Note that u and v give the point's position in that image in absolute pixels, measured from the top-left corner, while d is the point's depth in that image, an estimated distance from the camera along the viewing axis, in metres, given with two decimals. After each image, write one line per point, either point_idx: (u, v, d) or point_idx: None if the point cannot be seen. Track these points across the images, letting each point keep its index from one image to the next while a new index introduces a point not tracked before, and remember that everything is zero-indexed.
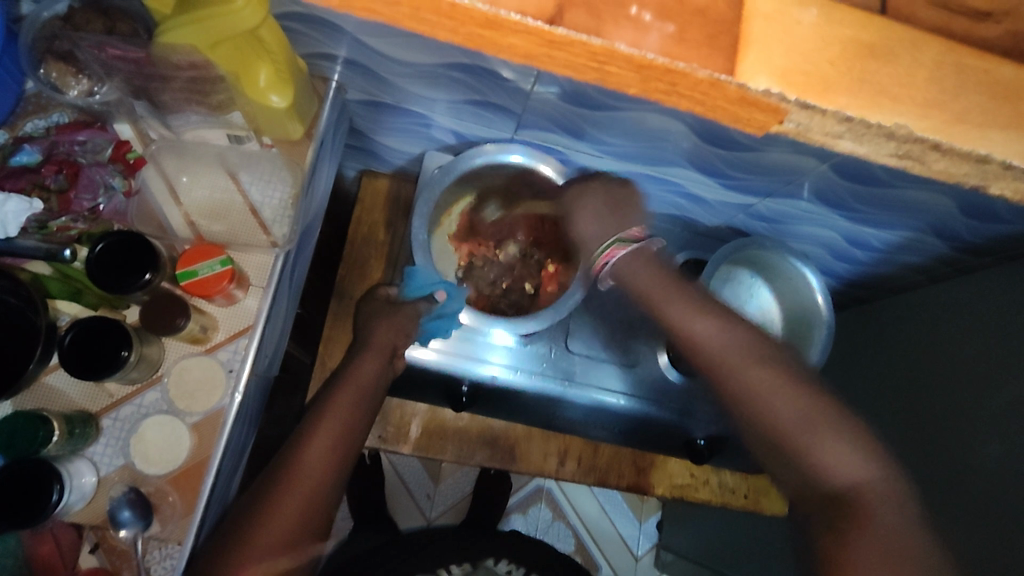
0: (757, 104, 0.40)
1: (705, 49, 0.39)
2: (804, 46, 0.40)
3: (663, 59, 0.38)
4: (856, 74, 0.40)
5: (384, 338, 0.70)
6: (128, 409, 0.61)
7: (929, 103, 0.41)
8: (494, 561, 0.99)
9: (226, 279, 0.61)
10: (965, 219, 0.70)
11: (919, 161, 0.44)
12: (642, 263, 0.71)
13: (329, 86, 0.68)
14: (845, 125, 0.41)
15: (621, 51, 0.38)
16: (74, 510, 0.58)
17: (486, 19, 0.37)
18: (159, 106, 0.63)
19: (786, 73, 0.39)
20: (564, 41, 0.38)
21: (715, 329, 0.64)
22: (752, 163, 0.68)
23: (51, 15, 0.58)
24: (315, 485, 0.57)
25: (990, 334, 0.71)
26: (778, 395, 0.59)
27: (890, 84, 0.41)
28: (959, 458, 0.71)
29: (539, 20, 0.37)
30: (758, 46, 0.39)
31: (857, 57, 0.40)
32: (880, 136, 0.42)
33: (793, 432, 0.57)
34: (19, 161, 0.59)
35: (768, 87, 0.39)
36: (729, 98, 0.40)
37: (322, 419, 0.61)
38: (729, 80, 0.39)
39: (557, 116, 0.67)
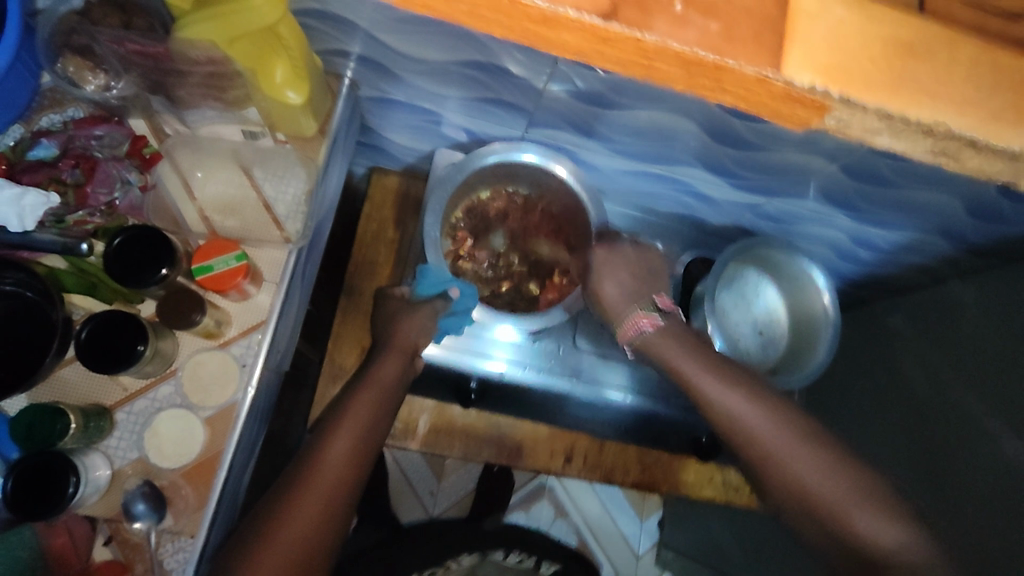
0: (801, 100, 0.43)
1: (751, 46, 0.41)
2: (847, 41, 0.42)
3: (712, 57, 0.40)
4: (893, 71, 0.43)
5: (408, 336, 0.69)
6: (142, 403, 0.61)
7: (963, 102, 0.44)
8: (503, 554, 1.00)
9: (240, 275, 0.61)
10: (971, 221, 0.71)
11: (954, 157, 0.47)
12: (668, 333, 0.66)
13: (342, 82, 0.69)
14: (885, 121, 0.44)
15: (672, 48, 0.40)
16: (89, 502, 0.58)
17: (542, 15, 0.38)
18: (175, 101, 0.64)
19: (829, 69, 0.42)
20: (617, 38, 0.39)
21: (744, 401, 0.60)
22: (764, 164, 0.68)
23: (68, 10, 0.58)
24: (335, 484, 0.58)
25: (995, 333, 0.72)
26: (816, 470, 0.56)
27: (931, 85, 0.43)
28: (961, 458, 0.71)
29: (595, 17, 0.38)
30: (801, 41, 0.42)
31: (897, 57, 0.43)
32: (919, 134, 0.45)
33: (821, 489, 0.55)
34: (36, 155, 0.59)
35: (811, 82, 0.42)
36: (773, 94, 0.42)
37: (342, 422, 0.61)
38: (775, 76, 0.41)
39: (569, 116, 0.67)
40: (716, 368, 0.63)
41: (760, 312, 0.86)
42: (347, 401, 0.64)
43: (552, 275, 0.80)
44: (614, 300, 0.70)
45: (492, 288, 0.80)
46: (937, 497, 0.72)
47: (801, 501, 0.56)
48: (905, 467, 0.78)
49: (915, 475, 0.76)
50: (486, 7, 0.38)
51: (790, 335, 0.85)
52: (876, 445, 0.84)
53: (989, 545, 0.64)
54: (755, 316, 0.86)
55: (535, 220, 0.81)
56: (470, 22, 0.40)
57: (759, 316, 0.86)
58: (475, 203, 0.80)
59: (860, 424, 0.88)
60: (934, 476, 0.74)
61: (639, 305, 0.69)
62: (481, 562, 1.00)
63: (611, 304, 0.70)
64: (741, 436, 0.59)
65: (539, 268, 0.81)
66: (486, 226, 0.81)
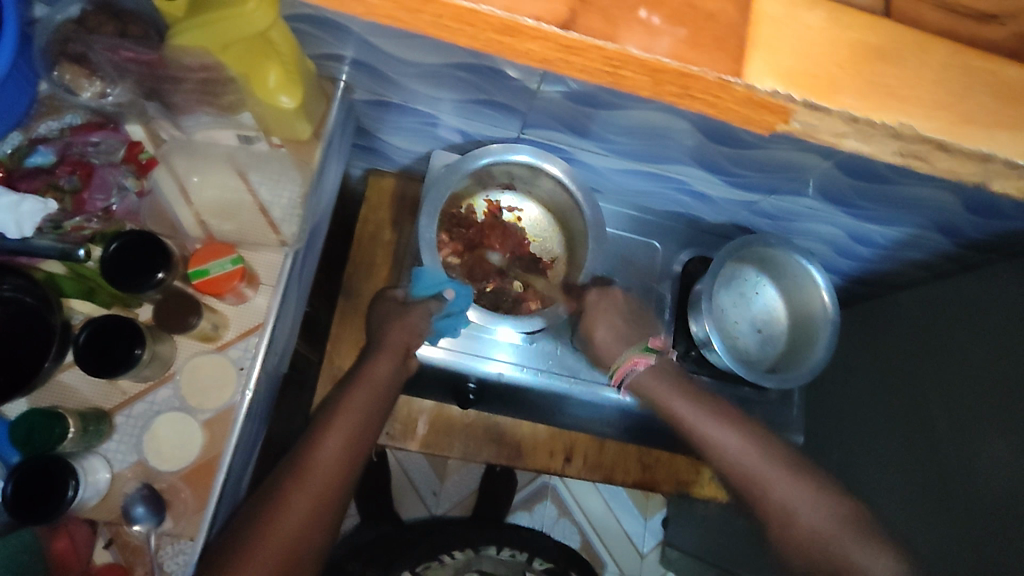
0: (763, 106, 0.42)
1: (714, 53, 0.41)
2: (811, 49, 0.42)
3: (676, 62, 0.41)
4: (862, 76, 0.43)
5: (399, 337, 0.70)
6: (141, 406, 0.61)
7: (935, 104, 0.43)
8: (497, 548, 1.00)
9: (237, 278, 0.62)
10: (967, 217, 0.71)
11: (926, 160, 0.46)
12: (661, 374, 0.73)
13: (336, 86, 0.69)
14: (850, 125, 0.43)
15: (632, 55, 0.40)
16: (89, 505, 0.59)
17: (504, 26, 0.40)
18: (171, 107, 0.64)
19: (794, 76, 0.42)
20: (578, 46, 0.40)
21: (738, 439, 0.68)
22: (759, 162, 0.68)
23: (64, 19, 0.58)
24: (328, 482, 0.58)
25: (994, 332, 0.72)
26: (808, 503, 0.63)
27: (899, 88, 0.43)
28: (960, 454, 0.71)
29: (554, 26, 0.39)
30: (768, 49, 0.42)
31: (864, 61, 0.43)
32: (886, 137, 0.44)
33: (810, 522, 0.62)
34: (35, 162, 0.60)
35: (774, 88, 0.41)
36: (736, 99, 0.42)
37: (335, 421, 0.62)
38: (738, 82, 0.41)
39: (563, 116, 0.68)
40: (714, 409, 0.70)
41: (758, 310, 0.86)
42: (342, 399, 0.65)
43: (533, 281, 0.80)
44: (604, 341, 0.76)
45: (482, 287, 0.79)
46: (937, 493, 0.72)
47: (792, 529, 0.63)
48: (905, 464, 0.78)
49: (915, 473, 0.76)
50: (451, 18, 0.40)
51: (789, 332, 0.85)
52: (876, 440, 0.84)
53: (986, 544, 0.65)
54: (754, 313, 0.86)
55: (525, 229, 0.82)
56: (434, 32, 0.41)
57: (757, 314, 0.86)
58: (456, 211, 0.80)
59: (858, 420, 0.88)
60: (935, 473, 0.74)
61: (634, 347, 0.75)
62: (475, 556, 0.99)
63: (603, 346, 0.76)
64: (740, 474, 0.66)
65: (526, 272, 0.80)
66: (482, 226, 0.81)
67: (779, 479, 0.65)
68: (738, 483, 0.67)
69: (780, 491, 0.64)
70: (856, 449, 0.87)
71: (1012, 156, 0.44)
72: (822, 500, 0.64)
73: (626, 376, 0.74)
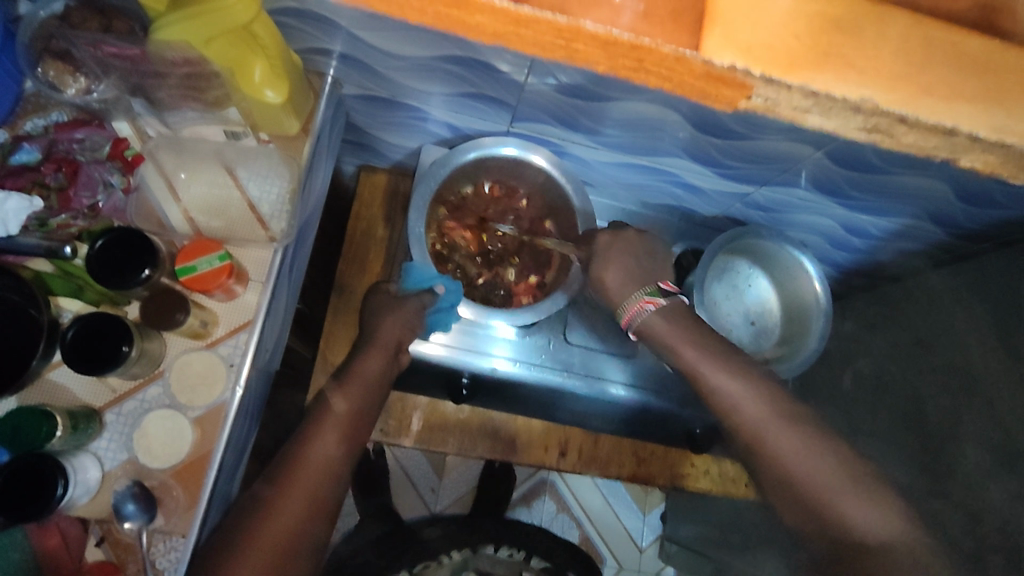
0: (723, 80, 0.43)
1: (670, 28, 0.43)
2: (769, 24, 0.43)
3: (630, 36, 0.42)
4: (823, 48, 0.43)
5: (390, 333, 0.70)
6: (131, 404, 0.61)
7: (894, 77, 0.44)
8: (496, 547, 1.01)
9: (225, 274, 0.61)
10: (962, 206, 0.70)
11: (888, 134, 0.46)
12: (670, 318, 0.67)
13: (324, 81, 0.69)
14: (812, 100, 0.44)
15: (587, 29, 0.41)
16: (79, 504, 0.58)
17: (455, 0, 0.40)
18: (156, 104, 0.64)
19: (750, 50, 0.43)
20: (530, 20, 0.41)
21: (743, 387, 0.62)
22: (750, 153, 0.68)
23: (48, 14, 0.59)
24: (319, 479, 0.58)
25: (988, 320, 0.72)
26: (809, 455, 0.57)
27: (856, 58, 0.43)
28: (956, 446, 0.70)
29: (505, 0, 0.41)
30: (726, 22, 0.43)
31: (822, 32, 0.43)
32: (849, 111, 0.44)
33: (810, 475, 0.56)
34: (19, 160, 0.59)
35: (732, 62, 0.42)
36: (694, 73, 0.43)
37: (326, 417, 0.62)
38: (694, 55, 0.42)
39: (553, 109, 0.67)
40: (720, 357, 0.64)
41: (751, 302, 0.86)
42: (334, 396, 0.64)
43: (527, 275, 0.80)
44: (615, 286, 0.70)
45: (473, 278, 0.79)
46: (928, 484, 0.72)
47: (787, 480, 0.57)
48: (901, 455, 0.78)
49: (907, 464, 0.76)
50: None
51: (782, 324, 0.85)
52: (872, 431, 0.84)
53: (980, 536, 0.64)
54: (747, 306, 0.86)
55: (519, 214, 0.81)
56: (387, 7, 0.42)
57: (751, 307, 0.86)
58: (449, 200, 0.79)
59: (851, 411, 0.88)
60: (928, 463, 0.73)
61: (643, 288, 0.69)
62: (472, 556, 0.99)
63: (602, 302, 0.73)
64: (739, 424, 0.61)
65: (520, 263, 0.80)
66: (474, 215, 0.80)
67: (785, 432, 0.59)
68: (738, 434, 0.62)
69: (803, 461, 0.57)
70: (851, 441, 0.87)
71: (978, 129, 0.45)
72: (829, 454, 0.57)
73: (636, 318, 0.68)
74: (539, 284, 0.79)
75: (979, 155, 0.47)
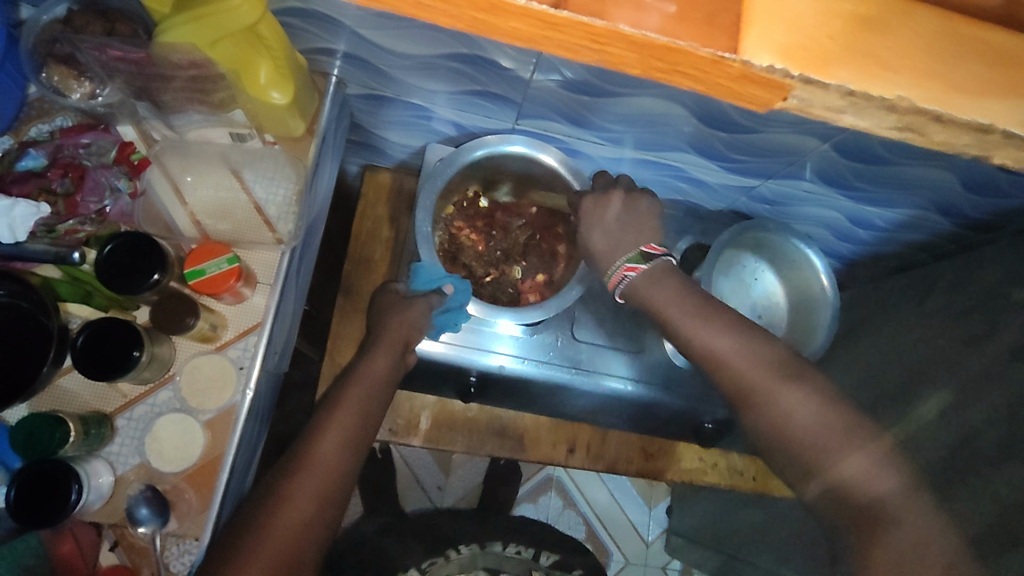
0: (757, 81, 0.39)
1: (705, 28, 0.38)
2: (805, 21, 0.38)
3: (664, 38, 0.38)
4: (856, 47, 0.38)
5: (397, 332, 0.70)
6: (142, 408, 0.61)
7: (926, 73, 0.39)
8: (502, 545, 1.00)
9: (234, 277, 0.61)
10: (967, 196, 0.70)
11: (920, 132, 0.43)
12: (655, 280, 0.68)
13: (328, 81, 0.68)
14: (846, 100, 0.39)
15: (621, 31, 0.37)
16: (93, 509, 0.58)
17: (489, 5, 0.36)
18: (161, 107, 0.64)
19: (790, 51, 0.38)
20: (565, 24, 0.37)
21: (734, 342, 0.63)
22: (755, 146, 0.68)
23: (51, 19, 0.58)
24: (325, 477, 0.58)
25: (997, 306, 0.72)
26: (805, 409, 0.59)
27: (889, 58, 0.39)
28: (956, 434, 0.70)
29: (542, 3, 0.37)
30: (760, 22, 0.38)
31: (854, 33, 0.38)
32: (883, 111, 0.40)
33: (810, 431, 0.58)
34: (26, 166, 0.59)
35: (772, 64, 0.38)
36: (728, 76, 0.39)
37: (333, 413, 0.62)
38: (732, 58, 0.38)
39: (558, 105, 0.67)
40: (710, 317, 0.65)
41: (757, 295, 0.86)
42: (341, 397, 0.64)
43: (535, 275, 0.80)
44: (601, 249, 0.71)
45: (479, 277, 0.79)
46: None
47: (785, 436, 0.59)
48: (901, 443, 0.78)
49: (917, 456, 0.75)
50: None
51: (789, 318, 0.84)
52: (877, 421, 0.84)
53: None
54: (754, 300, 0.86)
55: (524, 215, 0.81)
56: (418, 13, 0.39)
57: (758, 300, 0.86)
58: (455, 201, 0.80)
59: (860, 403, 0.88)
60: None
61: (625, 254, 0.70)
62: (480, 552, 0.98)
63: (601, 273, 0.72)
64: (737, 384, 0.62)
65: (527, 263, 0.80)
66: (480, 216, 0.81)
67: (781, 388, 0.60)
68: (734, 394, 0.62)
69: (802, 416, 0.58)
70: None
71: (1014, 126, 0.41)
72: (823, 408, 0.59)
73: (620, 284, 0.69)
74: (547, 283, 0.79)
75: (1010, 152, 0.44)
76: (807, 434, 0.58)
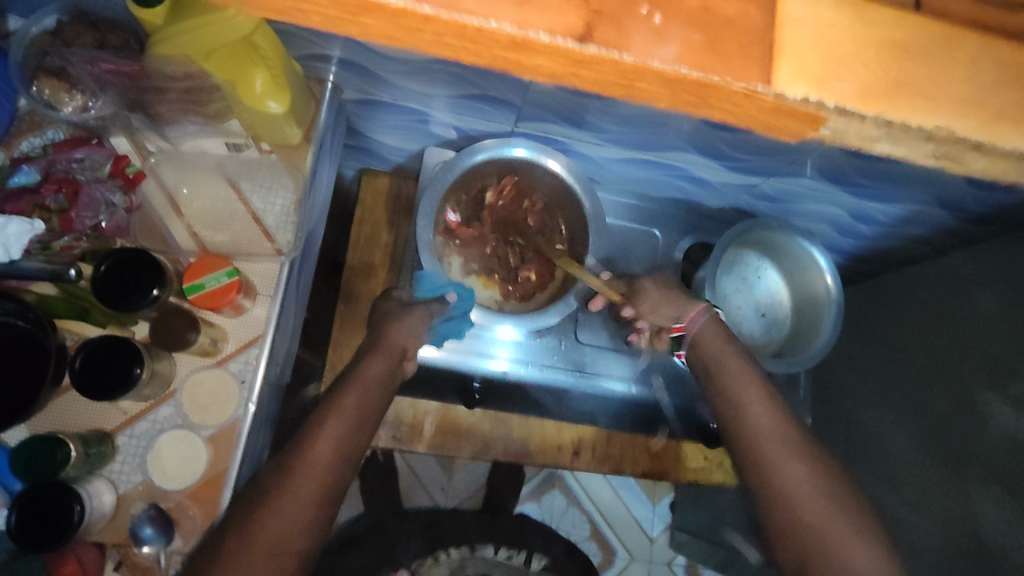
0: (793, 114, 0.38)
1: (737, 61, 0.36)
2: (842, 45, 0.37)
3: (696, 73, 0.36)
4: (895, 75, 0.38)
5: (396, 339, 0.68)
6: (143, 425, 0.60)
7: (969, 101, 0.39)
8: (494, 549, 1.00)
9: (234, 290, 0.60)
10: (968, 189, 0.68)
11: (957, 161, 0.42)
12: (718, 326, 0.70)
13: (324, 87, 0.67)
14: (884, 129, 0.38)
15: (654, 68, 0.35)
16: (96, 529, 0.58)
17: (511, 43, 0.34)
18: (155, 118, 0.63)
19: (823, 79, 0.37)
20: (593, 60, 0.35)
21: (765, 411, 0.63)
22: (757, 146, 0.67)
23: (40, 30, 0.57)
24: (317, 492, 0.55)
25: (1006, 301, 0.71)
26: (804, 478, 0.58)
27: (928, 84, 0.38)
28: (976, 438, 0.70)
29: (569, 39, 0.34)
30: (793, 51, 0.37)
31: (893, 59, 0.38)
32: (920, 141, 0.40)
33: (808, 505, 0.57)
34: (18, 181, 0.58)
35: (806, 94, 0.37)
36: (762, 107, 0.37)
37: (327, 419, 0.60)
38: (766, 90, 0.37)
39: (556, 107, 0.66)
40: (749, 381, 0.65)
41: (762, 294, 0.85)
42: (330, 404, 0.61)
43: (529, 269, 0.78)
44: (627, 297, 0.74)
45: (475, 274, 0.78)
46: (949, 475, 0.72)
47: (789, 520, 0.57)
48: (914, 445, 0.78)
49: (935, 458, 0.74)
50: (454, 36, 0.35)
51: (793, 317, 0.84)
52: (885, 419, 0.83)
53: (999, 528, 0.65)
54: (757, 299, 0.86)
55: (515, 207, 0.78)
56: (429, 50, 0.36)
57: (761, 299, 0.85)
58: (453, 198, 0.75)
59: (865, 398, 0.87)
60: (954, 460, 0.72)
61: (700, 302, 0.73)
62: (470, 556, 0.98)
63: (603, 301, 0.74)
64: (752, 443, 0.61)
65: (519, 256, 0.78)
66: (472, 208, 0.77)
67: (785, 453, 0.60)
68: (745, 451, 0.62)
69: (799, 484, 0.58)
70: (862, 429, 0.87)
71: None
72: (824, 479, 0.59)
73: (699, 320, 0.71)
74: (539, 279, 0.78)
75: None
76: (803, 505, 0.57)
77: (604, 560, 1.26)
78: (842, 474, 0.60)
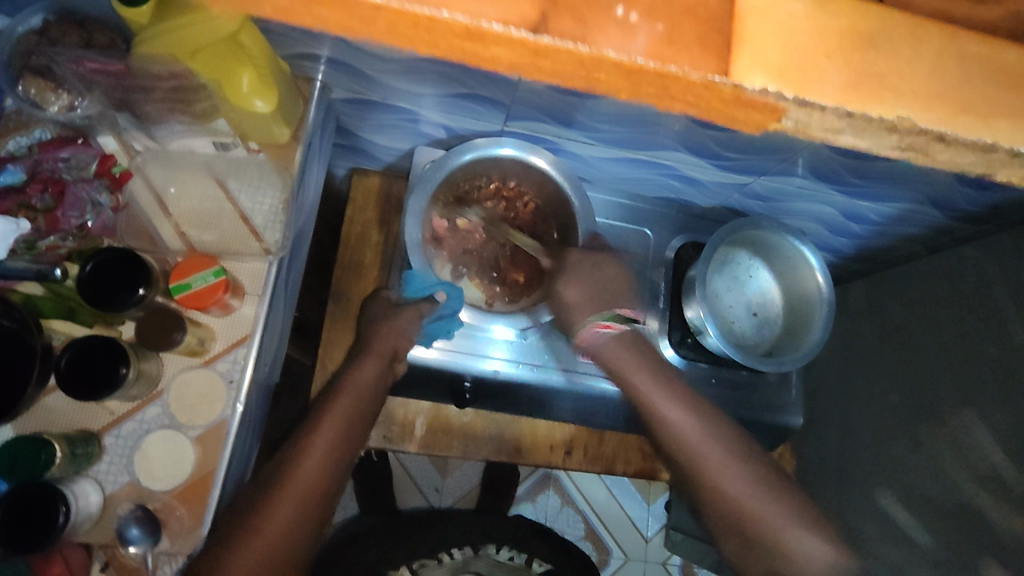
0: (751, 104, 0.37)
1: (697, 49, 0.37)
2: (801, 38, 0.37)
3: (653, 62, 0.36)
4: (856, 65, 0.38)
5: (384, 341, 0.71)
6: (130, 425, 0.60)
7: (932, 96, 0.38)
8: (495, 548, 1.00)
9: (221, 289, 0.60)
10: (960, 189, 0.69)
11: (922, 152, 0.41)
12: (623, 342, 0.76)
13: (313, 86, 0.67)
14: (845, 120, 0.38)
15: (609, 58, 0.36)
16: (83, 530, 0.57)
17: (466, 32, 0.35)
18: (142, 118, 0.63)
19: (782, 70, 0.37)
20: (549, 50, 0.36)
21: (687, 416, 0.72)
22: (749, 145, 0.67)
23: (27, 30, 0.57)
24: (309, 490, 0.58)
25: (985, 299, 0.72)
26: (737, 479, 0.70)
27: (891, 77, 0.38)
28: (965, 436, 0.70)
29: (522, 29, 0.35)
30: (753, 43, 0.37)
31: (853, 48, 0.38)
32: (882, 131, 0.39)
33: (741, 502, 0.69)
34: (2, 181, 0.57)
35: (764, 85, 0.37)
36: (723, 99, 0.37)
37: (318, 423, 0.62)
38: (723, 81, 0.37)
39: (545, 106, 0.66)
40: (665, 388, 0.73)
41: (753, 293, 0.85)
42: (320, 409, 0.64)
43: (515, 271, 0.77)
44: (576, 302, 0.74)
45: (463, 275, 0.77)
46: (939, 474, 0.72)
47: (733, 515, 0.69)
48: (905, 443, 0.78)
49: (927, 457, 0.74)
50: (409, 26, 0.35)
51: (784, 315, 0.84)
52: (878, 418, 0.83)
53: (988, 527, 0.65)
54: (748, 298, 0.86)
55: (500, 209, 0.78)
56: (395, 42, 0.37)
57: (752, 298, 0.85)
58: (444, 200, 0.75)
59: (857, 398, 0.88)
60: (944, 458, 0.72)
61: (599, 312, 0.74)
62: (472, 556, 0.99)
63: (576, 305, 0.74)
64: (684, 451, 0.71)
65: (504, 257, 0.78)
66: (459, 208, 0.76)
67: (717, 453, 0.71)
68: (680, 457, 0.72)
69: (732, 483, 0.69)
70: (857, 428, 0.87)
71: (1015, 145, 0.39)
72: (750, 471, 0.70)
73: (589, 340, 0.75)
74: (528, 283, 0.77)
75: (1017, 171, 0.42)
76: (740, 502, 0.69)
77: (599, 560, 1.26)
78: (764, 469, 0.71)
